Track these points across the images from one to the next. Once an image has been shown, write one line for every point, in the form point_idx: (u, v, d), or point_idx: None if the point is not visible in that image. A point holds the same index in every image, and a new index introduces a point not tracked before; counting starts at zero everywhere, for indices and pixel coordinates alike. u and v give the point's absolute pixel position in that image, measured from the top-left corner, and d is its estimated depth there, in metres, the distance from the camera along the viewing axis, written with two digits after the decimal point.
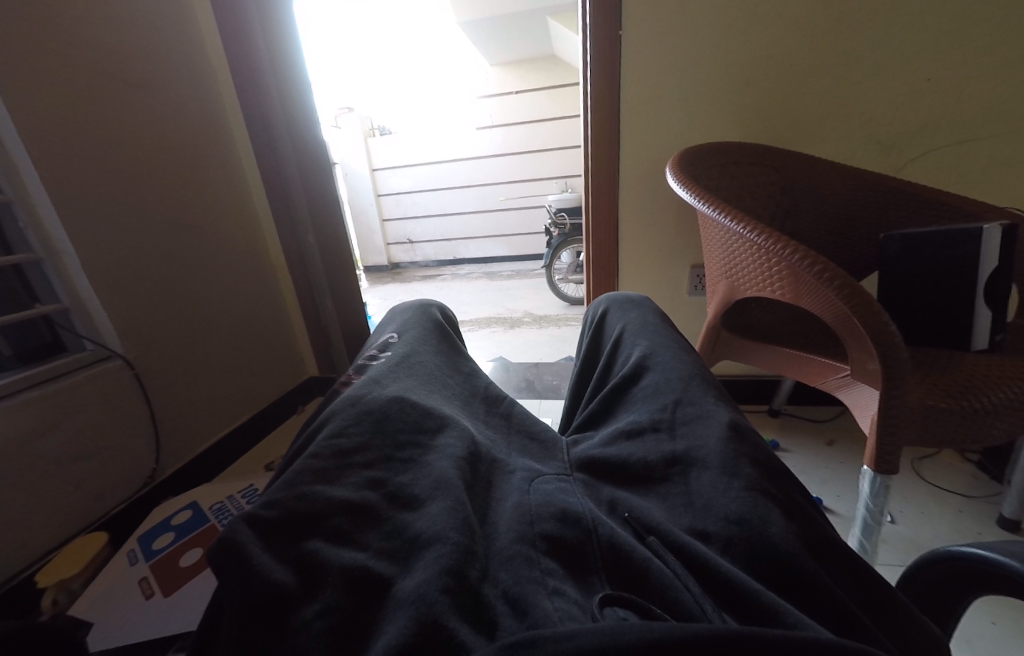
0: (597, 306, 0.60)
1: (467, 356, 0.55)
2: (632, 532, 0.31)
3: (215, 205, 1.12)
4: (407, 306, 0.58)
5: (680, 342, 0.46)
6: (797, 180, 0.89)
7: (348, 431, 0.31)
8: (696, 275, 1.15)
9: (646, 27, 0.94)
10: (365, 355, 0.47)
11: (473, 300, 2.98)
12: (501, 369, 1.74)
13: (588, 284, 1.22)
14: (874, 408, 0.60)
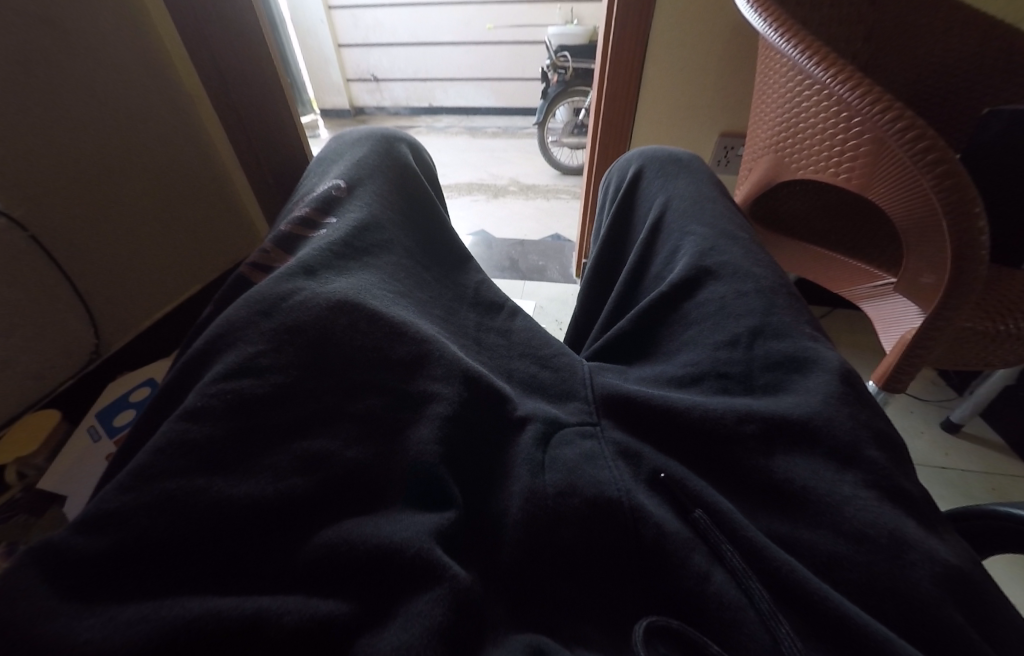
0: (627, 171, 0.48)
1: (440, 232, 0.44)
2: (672, 506, 0.29)
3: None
4: (355, 146, 0.43)
5: (739, 239, 0.37)
6: (895, 19, 0.67)
7: (256, 368, 0.26)
8: (724, 146, 0.98)
9: None
10: (300, 212, 0.36)
11: (452, 161, 2.61)
12: (482, 246, 1.59)
13: (594, 148, 1.02)
14: (909, 326, 0.53)
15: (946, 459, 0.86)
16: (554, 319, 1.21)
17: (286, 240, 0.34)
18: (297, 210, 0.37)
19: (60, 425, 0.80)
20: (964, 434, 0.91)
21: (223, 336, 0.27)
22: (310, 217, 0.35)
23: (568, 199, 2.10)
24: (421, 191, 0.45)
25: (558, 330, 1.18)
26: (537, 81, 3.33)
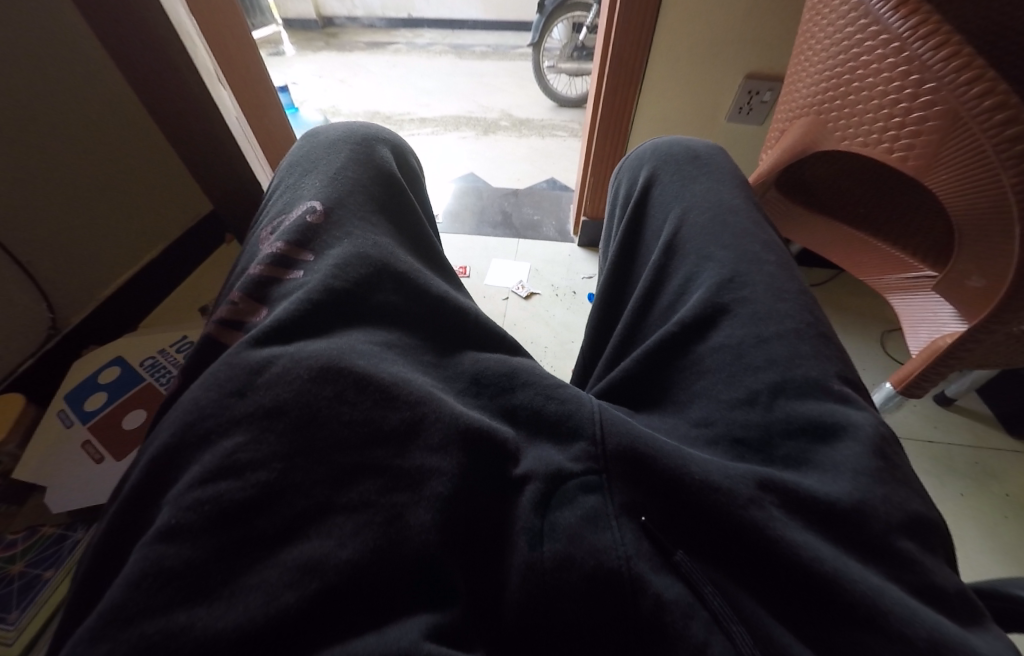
0: (638, 167, 0.41)
1: (429, 249, 0.39)
2: (651, 545, 0.27)
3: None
4: (329, 149, 0.36)
5: (762, 264, 0.32)
6: None
7: (236, 466, 0.23)
8: (747, 91, 0.88)
9: None
10: (268, 255, 0.31)
11: (436, 88, 2.34)
12: (471, 196, 1.46)
13: (602, 91, 0.90)
14: (946, 329, 0.48)
15: (934, 433, 0.86)
16: (551, 283, 1.14)
17: (262, 287, 0.30)
18: (268, 242, 0.32)
19: (28, 409, 0.76)
20: (954, 407, 0.91)
21: (191, 426, 0.24)
22: (286, 255, 0.31)
23: (565, 138, 1.92)
24: (409, 200, 0.38)
25: (555, 295, 1.11)
26: None
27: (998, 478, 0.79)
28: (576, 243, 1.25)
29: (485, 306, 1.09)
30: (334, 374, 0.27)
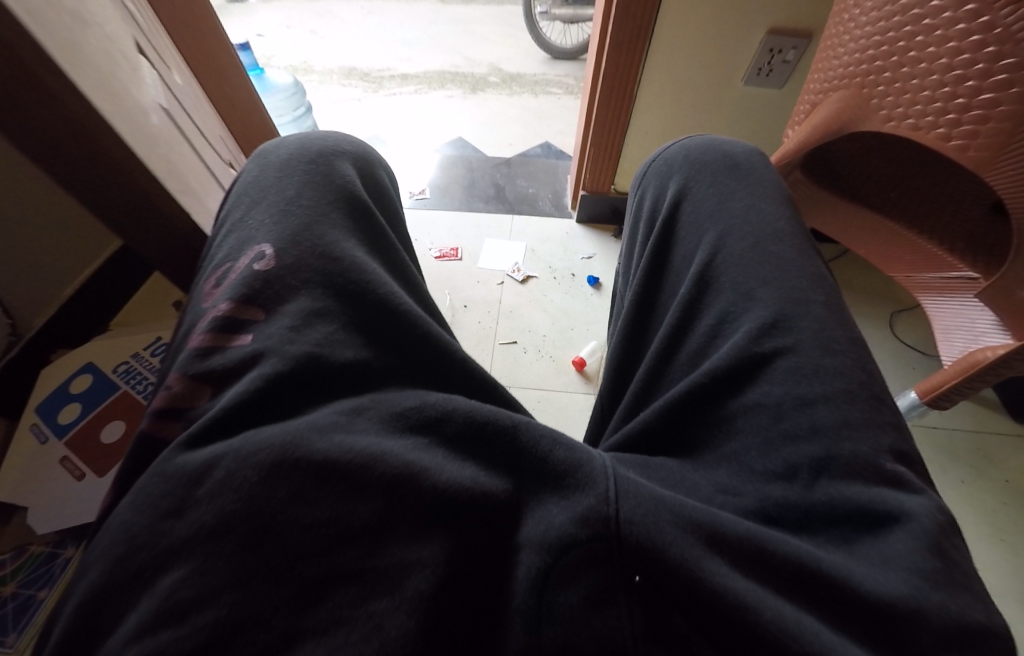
0: (656, 184, 0.35)
1: (408, 283, 0.33)
2: (643, 622, 0.21)
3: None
4: (280, 173, 0.30)
5: (803, 310, 0.27)
6: None
7: (177, 609, 0.18)
8: (769, 49, 0.78)
9: None
10: (217, 320, 0.26)
11: (420, 41, 2.14)
12: (460, 167, 1.36)
13: (608, 47, 0.80)
14: (988, 343, 0.44)
15: (938, 419, 0.85)
16: (548, 265, 1.08)
17: (204, 357, 0.25)
18: (213, 297, 0.27)
19: None
20: None
21: (124, 561, 0.19)
22: (232, 316, 0.26)
23: (561, 98, 1.78)
24: (380, 225, 0.33)
25: (553, 278, 1.05)
26: None
27: (999, 465, 0.79)
28: (575, 219, 1.18)
29: (480, 291, 1.03)
30: (291, 467, 0.21)
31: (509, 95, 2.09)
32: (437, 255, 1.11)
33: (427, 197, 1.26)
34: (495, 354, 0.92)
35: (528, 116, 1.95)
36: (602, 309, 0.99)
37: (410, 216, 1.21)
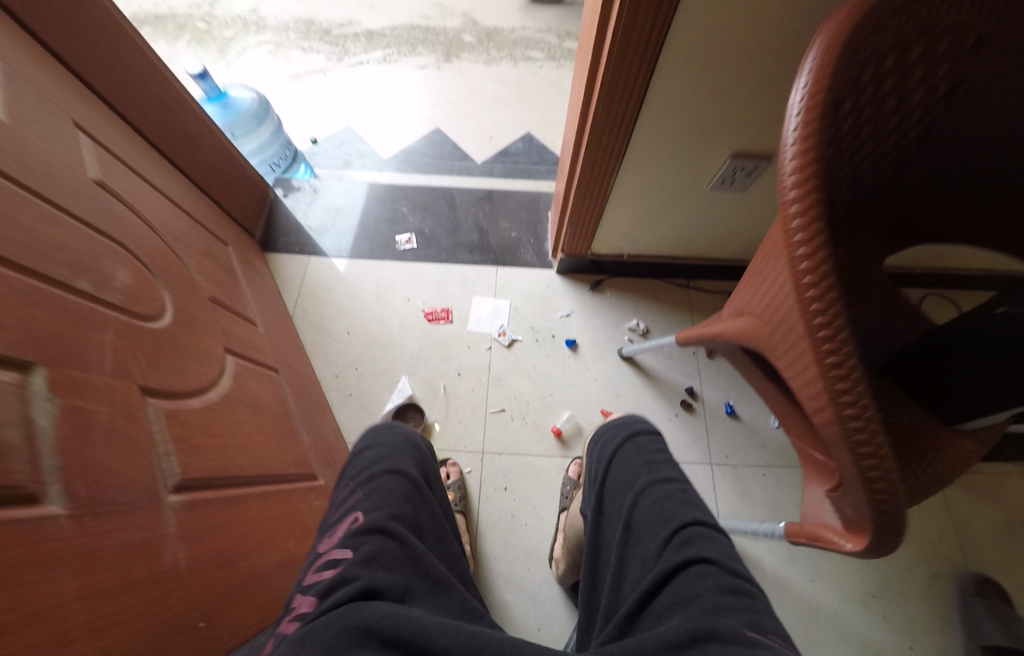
0: (596, 461, 0.62)
1: (431, 527, 0.51)
2: None
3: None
4: (365, 465, 0.54)
5: (694, 544, 0.44)
6: (974, 98, 0.56)
7: None
8: (733, 168, 0.81)
9: None
10: (334, 551, 0.43)
11: (389, 9, 2.18)
12: (444, 202, 1.38)
13: (580, 162, 0.83)
14: (821, 519, 0.61)
15: None
16: (531, 325, 1.19)
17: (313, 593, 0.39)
18: (327, 545, 0.45)
19: None
20: None
21: None
22: (334, 558, 0.42)
23: (538, 74, 1.90)
24: (420, 490, 0.53)
25: (535, 341, 1.18)
26: None
27: None
28: (555, 271, 1.26)
29: (471, 357, 1.16)
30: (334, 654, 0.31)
31: (486, 67, 1.95)
32: (429, 317, 1.21)
33: (415, 245, 1.31)
34: (487, 422, 1.10)
35: (508, 99, 1.86)
36: (577, 372, 1.14)
37: (400, 269, 1.27)
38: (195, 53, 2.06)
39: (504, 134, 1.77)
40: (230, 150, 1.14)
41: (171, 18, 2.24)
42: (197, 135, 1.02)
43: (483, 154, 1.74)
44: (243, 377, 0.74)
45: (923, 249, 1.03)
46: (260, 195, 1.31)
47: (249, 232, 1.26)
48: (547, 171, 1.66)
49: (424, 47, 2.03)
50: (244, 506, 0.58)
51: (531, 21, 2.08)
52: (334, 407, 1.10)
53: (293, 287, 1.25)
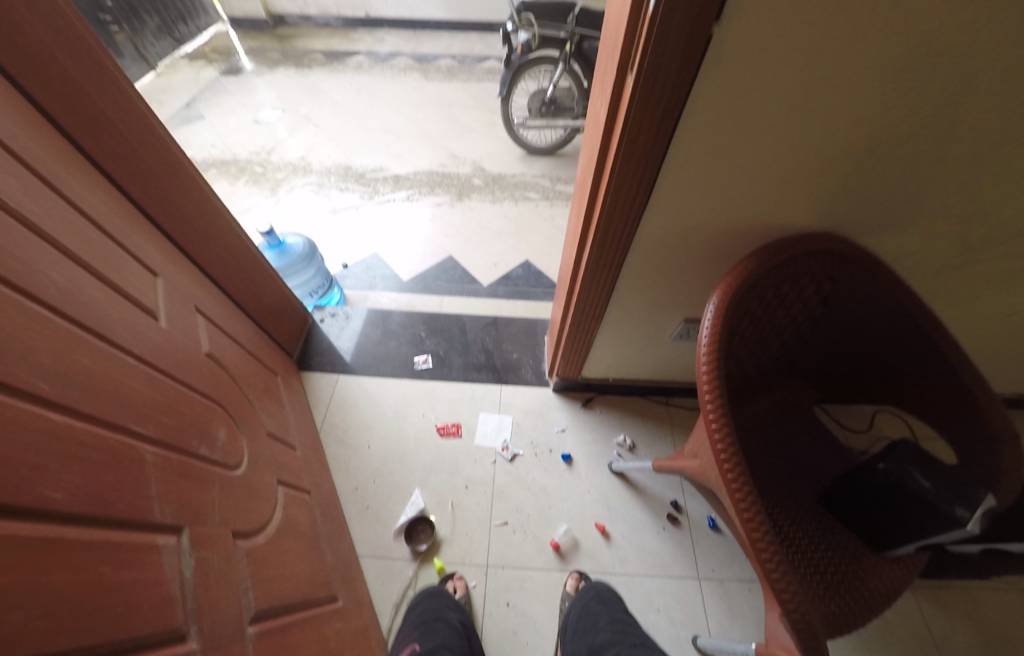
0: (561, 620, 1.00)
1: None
2: None
3: (17, 208, 0.51)
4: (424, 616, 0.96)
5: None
6: (844, 304, 0.78)
7: None
8: (687, 328, 1.03)
9: (756, 57, 0.49)
10: None
11: (413, 158, 2.68)
12: (457, 327, 1.63)
13: (567, 322, 1.05)
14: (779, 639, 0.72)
15: None
16: (530, 439, 1.35)
17: None
18: None
19: None
20: None
21: None
22: None
23: (535, 211, 2.29)
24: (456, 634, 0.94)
25: (535, 454, 1.32)
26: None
27: None
28: (551, 389, 1.45)
29: (477, 470, 1.30)
30: None
31: (492, 205, 2.35)
32: (441, 431, 1.37)
33: (430, 364, 1.52)
34: (492, 534, 1.20)
35: (510, 232, 2.21)
36: (572, 485, 1.27)
37: (417, 387, 1.46)
38: (251, 191, 2.50)
39: (507, 261, 2.08)
40: (287, 294, 1.37)
41: (233, 161, 2.72)
42: (270, 286, 1.27)
43: (489, 278, 2.00)
44: (288, 504, 0.89)
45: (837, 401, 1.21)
46: (301, 322, 1.53)
47: (289, 353, 1.46)
48: (542, 292, 1.91)
49: (441, 189, 2.46)
50: (290, 631, 0.69)
51: (529, 169, 2.54)
52: (351, 519, 1.21)
53: (322, 402, 1.43)
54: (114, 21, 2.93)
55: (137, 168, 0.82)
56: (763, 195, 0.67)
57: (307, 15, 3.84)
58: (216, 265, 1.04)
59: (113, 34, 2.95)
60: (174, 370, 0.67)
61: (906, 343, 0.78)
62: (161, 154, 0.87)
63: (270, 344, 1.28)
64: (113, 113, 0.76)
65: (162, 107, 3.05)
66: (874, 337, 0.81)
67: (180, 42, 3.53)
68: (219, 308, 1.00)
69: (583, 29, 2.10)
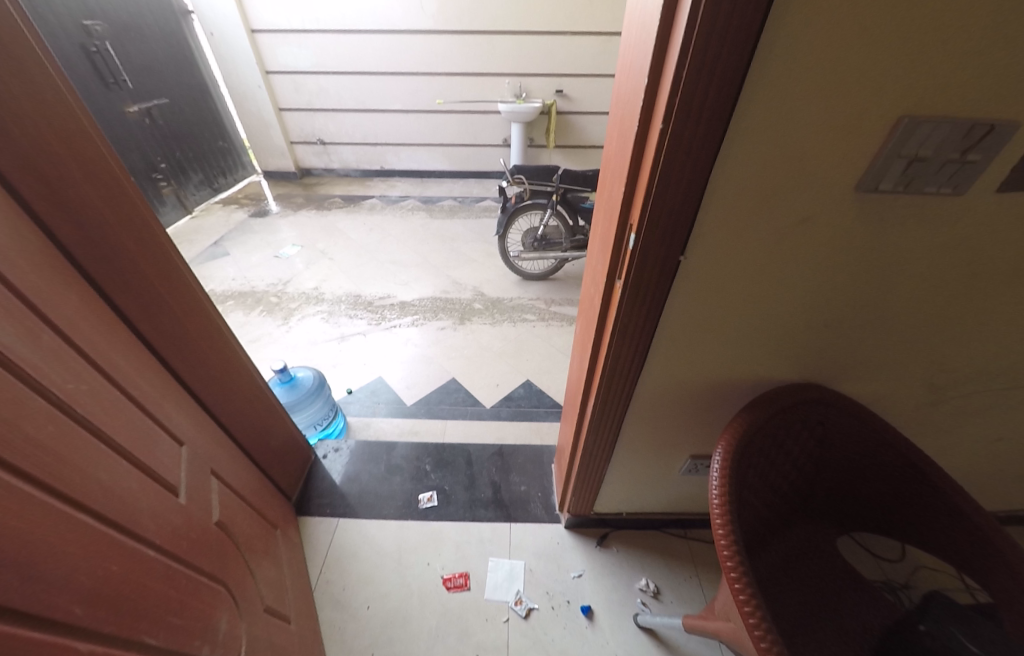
0: None
1: None
2: None
3: (80, 411, 0.59)
4: None
5: None
6: (841, 448, 0.81)
7: None
8: (694, 465, 1.04)
9: (718, 273, 0.60)
10: None
11: (418, 285, 2.92)
12: (462, 459, 1.61)
13: (575, 463, 1.06)
14: None
15: None
16: (546, 589, 1.24)
17: None
18: None
19: None
20: None
21: None
22: None
23: (533, 333, 2.43)
24: None
25: (551, 608, 1.20)
26: (484, 148, 4.16)
27: None
28: (563, 526, 1.38)
29: (489, 633, 1.17)
30: None
31: (492, 327, 2.50)
32: (448, 585, 1.26)
33: (436, 502, 1.47)
34: None
35: (509, 352, 2.31)
36: (595, 647, 1.13)
37: (421, 530, 1.39)
38: (264, 320, 2.64)
39: (508, 380, 2.11)
40: (295, 434, 1.39)
41: (250, 292, 2.93)
42: (280, 428, 1.29)
43: (492, 398, 2.01)
44: None
45: (850, 541, 1.16)
46: (304, 459, 1.51)
47: (289, 497, 1.41)
48: (546, 412, 1.90)
49: (444, 314, 2.63)
50: None
51: (524, 293, 2.76)
52: None
53: (319, 554, 1.34)
54: (165, 179, 3.41)
55: (175, 339, 0.90)
56: (747, 360, 0.75)
57: (330, 168, 4.50)
58: (234, 417, 1.08)
59: (161, 190, 3.40)
60: (181, 548, 0.66)
61: (911, 486, 0.79)
62: (198, 325, 0.96)
63: (272, 490, 1.25)
64: (165, 296, 0.87)
65: (192, 245, 3.37)
66: (878, 479, 0.82)
67: (217, 192, 4.06)
68: (231, 462, 1.01)
69: (567, 184, 2.49)
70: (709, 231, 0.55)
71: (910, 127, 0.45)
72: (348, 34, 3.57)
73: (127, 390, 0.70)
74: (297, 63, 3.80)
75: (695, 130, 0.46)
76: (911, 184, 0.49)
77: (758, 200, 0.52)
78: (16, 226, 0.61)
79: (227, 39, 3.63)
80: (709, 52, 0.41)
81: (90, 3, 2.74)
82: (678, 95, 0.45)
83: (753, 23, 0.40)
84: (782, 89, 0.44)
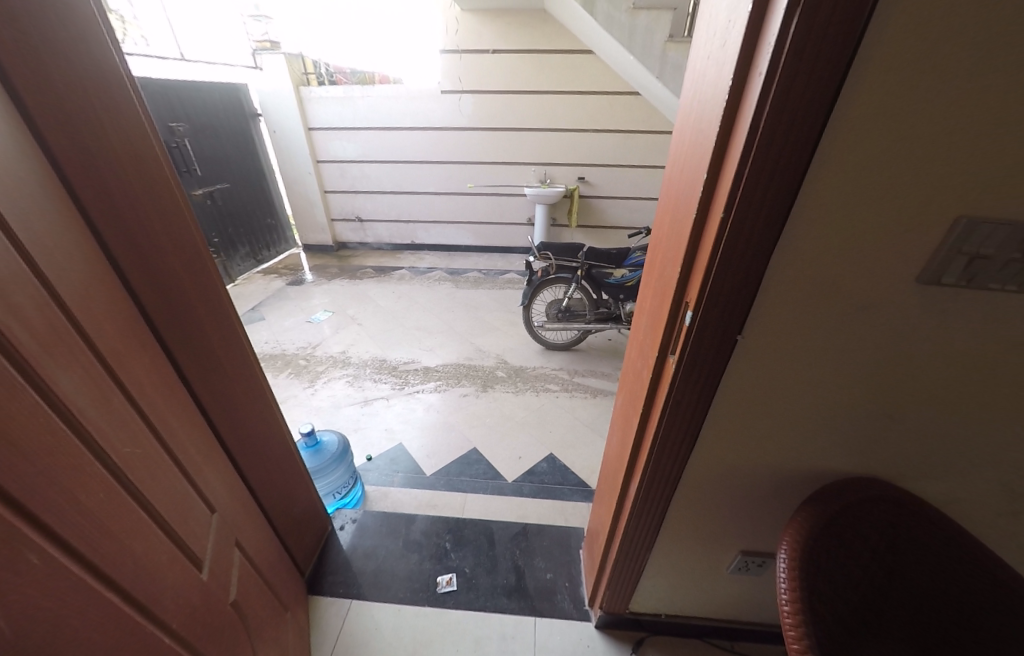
0: None
1: None
2: None
3: (118, 468, 0.60)
4: None
5: None
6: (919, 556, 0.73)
7: None
8: (745, 559, 0.95)
9: (780, 352, 0.61)
10: None
11: (441, 352, 2.98)
12: (484, 538, 1.51)
13: (613, 550, 0.99)
14: None
15: None
16: None
17: None
18: None
19: None
20: None
21: None
22: None
23: (556, 404, 2.40)
24: None
25: None
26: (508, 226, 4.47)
27: None
28: (594, 625, 1.24)
29: None
30: None
31: (515, 395, 2.48)
32: None
33: (455, 586, 1.36)
34: None
35: (533, 424, 2.26)
36: None
37: (437, 620, 1.27)
38: (291, 382, 2.70)
39: (531, 453, 2.04)
40: (317, 504, 1.35)
41: (280, 355, 3.03)
42: (304, 496, 1.26)
43: (513, 471, 1.93)
44: None
45: None
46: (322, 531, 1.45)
47: (302, 573, 1.33)
48: (572, 490, 1.79)
49: (466, 380, 2.64)
50: None
51: (546, 363, 2.78)
52: None
53: (326, 643, 1.22)
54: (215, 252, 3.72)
55: (225, 402, 0.93)
56: (807, 446, 0.72)
57: (365, 242, 4.86)
58: (265, 483, 1.07)
59: None
60: (174, 619, 0.64)
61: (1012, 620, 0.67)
62: (247, 386, 1.00)
63: (288, 569, 1.18)
64: (223, 358, 0.92)
65: None
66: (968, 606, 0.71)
67: (260, 262, 4.39)
68: (253, 533, 0.97)
69: (591, 260, 2.61)
70: (768, 311, 0.58)
71: (967, 227, 0.48)
72: (393, 130, 4.08)
73: (169, 447, 0.74)
74: (347, 153, 4.30)
75: (756, 222, 0.51)
76: (972, 278, 0.51)
77: (818, 284, 0.55)
78: (109, 293, 0.68)
79: (288, 133, 4.20)
80: (769, 157, 0.47)
81: (178, 109, 3.26)
82: (740, 188, 0.49)
83: (811, 131, 0.45)
84: (841, 189, 0.48)
